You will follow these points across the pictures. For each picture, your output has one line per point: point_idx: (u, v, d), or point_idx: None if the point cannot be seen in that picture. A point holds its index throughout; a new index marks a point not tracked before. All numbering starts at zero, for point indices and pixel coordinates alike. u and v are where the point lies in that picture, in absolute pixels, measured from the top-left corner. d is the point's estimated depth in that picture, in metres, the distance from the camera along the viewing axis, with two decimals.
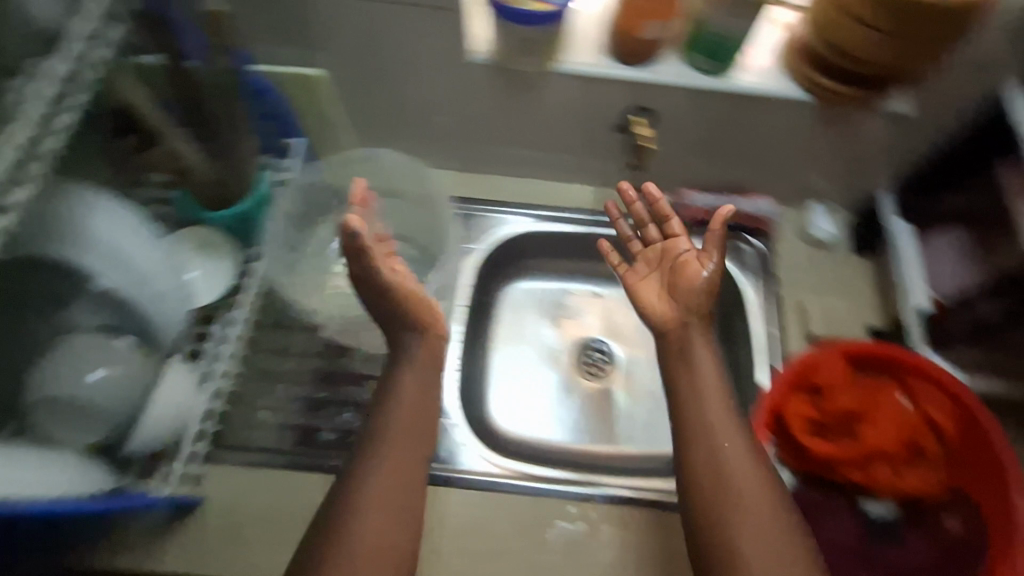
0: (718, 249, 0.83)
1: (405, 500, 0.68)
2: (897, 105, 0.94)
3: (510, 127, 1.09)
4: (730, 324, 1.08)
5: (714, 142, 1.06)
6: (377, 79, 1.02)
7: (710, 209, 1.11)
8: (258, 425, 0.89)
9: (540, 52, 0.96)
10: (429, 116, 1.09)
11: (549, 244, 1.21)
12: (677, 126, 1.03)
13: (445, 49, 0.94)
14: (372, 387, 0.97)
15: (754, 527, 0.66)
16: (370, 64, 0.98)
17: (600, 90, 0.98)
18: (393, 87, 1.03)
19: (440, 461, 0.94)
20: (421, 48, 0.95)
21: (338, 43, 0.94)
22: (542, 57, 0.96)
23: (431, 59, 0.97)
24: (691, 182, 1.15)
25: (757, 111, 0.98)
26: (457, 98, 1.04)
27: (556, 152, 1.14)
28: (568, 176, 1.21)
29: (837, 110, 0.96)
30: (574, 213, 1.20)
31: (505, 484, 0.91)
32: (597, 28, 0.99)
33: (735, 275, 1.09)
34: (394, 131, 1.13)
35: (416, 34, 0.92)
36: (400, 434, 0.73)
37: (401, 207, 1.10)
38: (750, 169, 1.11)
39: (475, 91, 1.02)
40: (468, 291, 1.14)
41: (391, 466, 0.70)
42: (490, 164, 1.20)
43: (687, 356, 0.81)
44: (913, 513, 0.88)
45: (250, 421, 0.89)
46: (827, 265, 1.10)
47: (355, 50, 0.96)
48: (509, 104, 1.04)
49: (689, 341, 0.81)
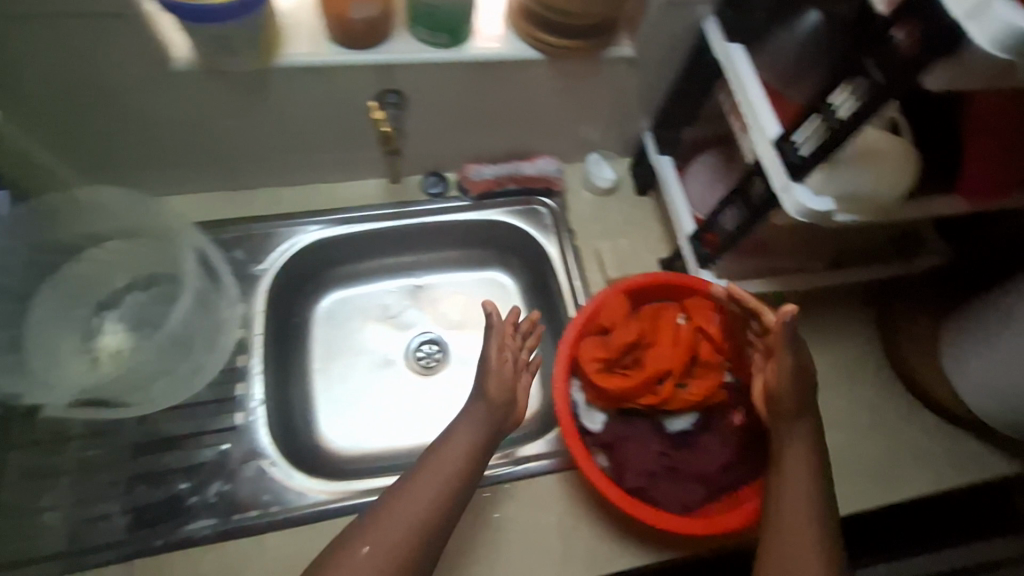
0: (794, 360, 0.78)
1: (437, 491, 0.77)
2: (620, 49, 0.99)
3: (259, 135, 1.01)
4: (545, 284, 1.19)
5: (476, 114, 1.07)
6: (73, 114, 0.90)
7: (499, 179, 1.18)
8: (41, 528, 0.86)
9: (249, 50, 0.85)
10: (159, 138, 0.98)
11: (358, 244, 1.17)
12: (431, 107, 1.03)
13: (137, 68, 0.85)
14: (167, 451, 0.94)
15: (783, 553, 0.74)
16: (56, 101, 0.87)
17: (336, 82, 0.93)
18: (97, 120, 0.92)
19: (251, 506, 0.91)
20: (104, 70, 0.84)
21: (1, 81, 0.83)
22: (257, 54, 0.86)
23: (124, 82, 0.86)
24: (477, 158, 1.20)
25: (499, 80, 1.00)
26: (179, 116, 0.94)
27: (324, 151, 1.09)
28: (353, 173, 1.17)
29: (569, 64, 0.99)
30: (374, 209, 1.15)
31: (327, 509, 0.91)
32: (309, 14, 0.92)
33: (534, 239, 1.17)
34: (133, 161, 1.03)
35: (89, 55, 0.81)
36: (454, 446, 0.81)
37: (145, 245, 1.01)
38: (521, 134, 1.16)
39: (198, 106, 0.93)
40: (263, 315, 1.06)
41: (446, 474, 0.78)
42: (260, 177, 1.12)
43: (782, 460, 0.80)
44: (704, 419, 1.02)
45: (27, 524, 0.86)
46: (614, 212, 1.22)
47: (31, 91, 0.85)
48: (245, 112, 0.96)
49: (780, 443, 0.81)
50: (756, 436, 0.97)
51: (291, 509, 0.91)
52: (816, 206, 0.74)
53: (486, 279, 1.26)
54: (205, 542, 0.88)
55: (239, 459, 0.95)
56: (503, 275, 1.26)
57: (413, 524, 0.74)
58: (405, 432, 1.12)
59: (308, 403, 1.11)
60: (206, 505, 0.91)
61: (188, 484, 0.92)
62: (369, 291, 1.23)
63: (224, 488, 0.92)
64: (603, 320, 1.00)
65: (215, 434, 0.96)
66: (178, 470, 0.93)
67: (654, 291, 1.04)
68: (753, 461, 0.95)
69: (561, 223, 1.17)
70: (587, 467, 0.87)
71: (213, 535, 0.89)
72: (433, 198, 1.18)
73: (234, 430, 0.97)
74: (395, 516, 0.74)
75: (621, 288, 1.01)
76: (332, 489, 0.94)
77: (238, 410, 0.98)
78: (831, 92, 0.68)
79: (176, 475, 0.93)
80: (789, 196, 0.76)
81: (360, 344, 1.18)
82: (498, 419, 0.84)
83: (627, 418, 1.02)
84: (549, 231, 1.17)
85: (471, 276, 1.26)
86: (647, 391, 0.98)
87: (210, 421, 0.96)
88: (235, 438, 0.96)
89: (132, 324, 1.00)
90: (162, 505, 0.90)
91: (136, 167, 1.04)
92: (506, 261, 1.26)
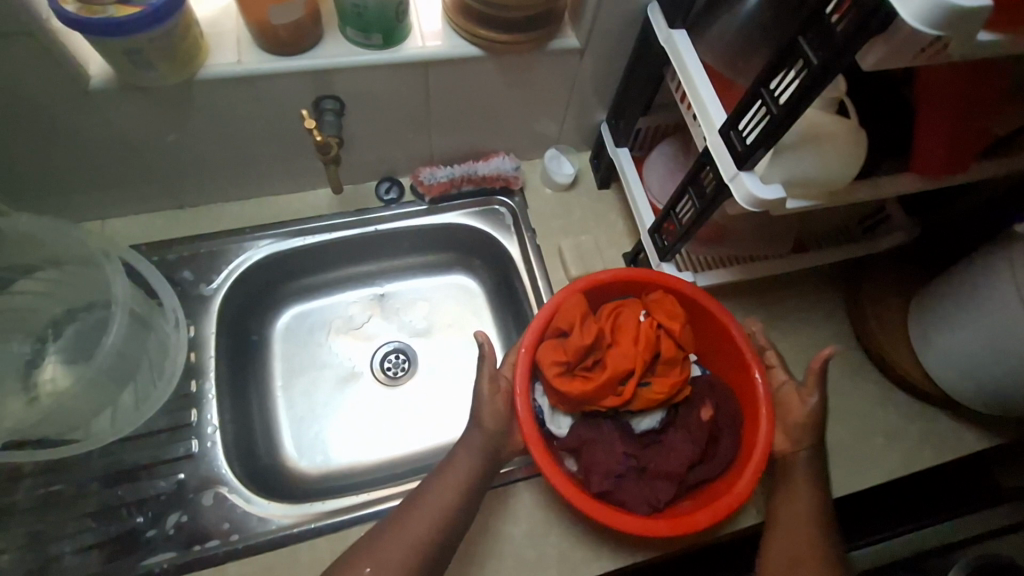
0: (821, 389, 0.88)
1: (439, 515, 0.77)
2: (565, 41, 0.95)
3: (196, 150, 0.98)
4: (509, 285, 1.17)
5: (424, 115, 1.04)
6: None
7: (455, 180, 1.14)
8: None
9: (167, 64, 0.79)
10: (88, 161, 0.94)
11: (315, 256, 1.13)
12: (375, 111, 1.00)
13: (52, 89, 0.80)
14: (119, 485, 0.90)
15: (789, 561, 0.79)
16: None
17: (268, 90, 0.89)
18: (17, 145, 0.87)
19: (210, 537, 0.88)
20: (14, 94, 0.79)
21: None
22: (177, 68, 0.80)
23: (39, 105, 0.82)
24: (431, 160, 1.17)
25: (442, 80, 0.96)
26: (106, 136, 0.90)
27: (268, 162, 1.05)
28: (303, 183, 1.13)
29: (513, 58, 0.95)
30: (328, 219, 1.12)
31: (288, 535, 0.88)
32: (230, 22, 0.87)
33: (496, 240, 1.15)
34: (63, 186, 0.98)
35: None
36: (455, 472, 0.82)
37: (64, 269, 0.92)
38: (474, 133, 1.12)
39: (124, 124, 0.88)
40: (216, 336, 1.02)
41: (445, 499, 0.79)
42: (204, 193, 1.08)
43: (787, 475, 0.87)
44: (679, 414, 0.94)
45: None
46: (576, 208, 1.19)
47: None
48: (177, 127, 0.92)
49: (791, 463, 0.88)
50: (727, 429, 0.93)
51: (251, 537, 0.88)
52: (765, 194, 0.71)
53: (453, 284, 1.23)
54: None
55: (197, 488, 0.91)
56: (468, 279, 1.24)
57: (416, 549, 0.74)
58: (377, 446, 1.09)
59: (272, 424, 1.07)
60: (164, 538, 0.87)
61: (144, 518, 0.89)
62: (330, 303, 1.19)
63: (183, 519, 0.89)
64: (561, 320, 0.91)
65: (171, 463, 0.92)
66: (132, 504, 0.89)
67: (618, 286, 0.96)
68: (724, 455, 0.90)
69: (521, 222, 1.15)
70: (555, 478, 0.81)
71: (171, 570, 0.84)
72: (389, 204, 1.14)
73: (191, 458, 0.93)
74: (399, 543, 0.75)
75: (578, 286, 0.95)
76: (295, 514, 0.90)
77: (194, 437, 0.95)
78: (771, 77, 0.66)
79: (131, 509, 0.89)
80: (737, 183, 0.73)
81: (325, 359, 1.15)
82: (497, 442, 0.85)
83: (593, 419, 0.93)
84: (510, 232, 1.15)
85: (435, 281, 1.23)
86: (612, 393, 0.88)
87: (164, 450, 0.93)
88: (192, 466, 0.93)
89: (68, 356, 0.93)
90: (117, 541, 0.87)
91: (70, 192, 1.00)
92: (471, 265, 1.23)
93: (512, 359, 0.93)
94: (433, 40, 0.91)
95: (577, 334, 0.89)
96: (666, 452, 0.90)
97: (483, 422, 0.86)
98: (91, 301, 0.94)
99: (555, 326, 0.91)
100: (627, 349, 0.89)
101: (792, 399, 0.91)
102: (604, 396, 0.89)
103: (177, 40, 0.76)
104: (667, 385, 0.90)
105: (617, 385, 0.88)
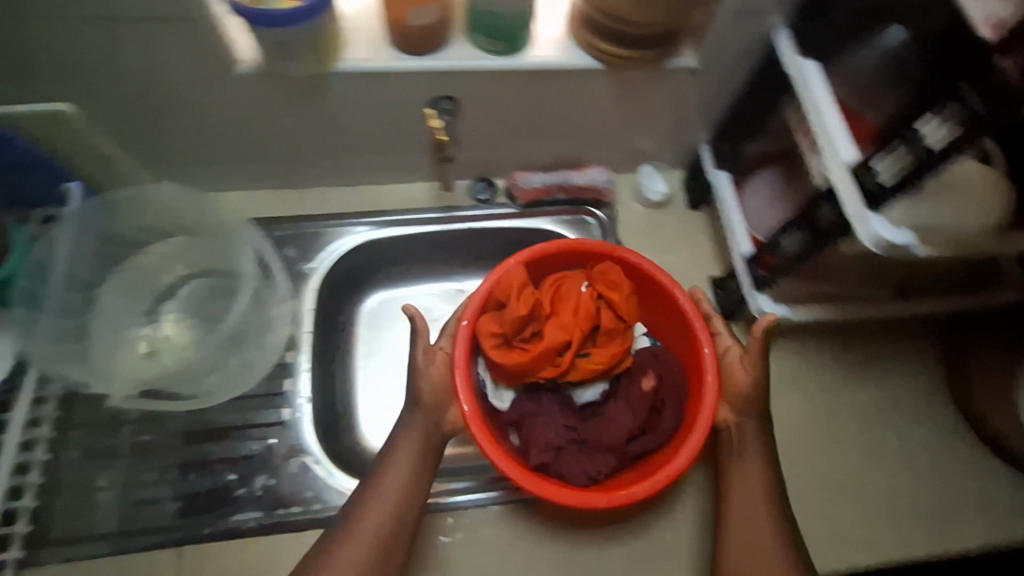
0: (760, 351, 0.84)
1: (392, 506, 0.79)
2: (684, 60, 0.94)
3: (314, 137, 1.03)
4: None
5: (530, 122, 1.05)
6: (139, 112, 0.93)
7: (549, 188, 1.16)
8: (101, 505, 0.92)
9: (307, 56, 0.85)
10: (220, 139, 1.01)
11: (408, 247, 1.17)
12: (485, 114, 1.02)
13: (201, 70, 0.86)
14: (217, 442, 0.97)
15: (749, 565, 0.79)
16: (120, 101, 0.90)
17: (394, 87, 0.93)
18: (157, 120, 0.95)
19: (294, 503, 0.94)
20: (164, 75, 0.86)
21: (71, 82, 0.85)
22: (315, 61, 0.86)
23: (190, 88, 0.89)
24: (527, 165, 1.19)
25: (554, 90, 0.97)
26: (237, 118, 0.96)
27: (376, 153, 1.09)
28: (404, 175, 1.18)
29: (628, 73, 0.95)
30: (425, 212, 1.15)
31: None
32: (365, 19, 0.91)
33: None
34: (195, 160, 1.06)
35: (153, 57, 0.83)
36: (398, 465, 0.82)
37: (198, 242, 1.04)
38: (574, 143, 1.13)
39: (256, 104, 0.94)
40: (313, 313, 1.07)
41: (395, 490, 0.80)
42: (313, 176, 1.14)
43: (739, 444, 0.86)
44: (625, 391, 0.91)
45: (87, 502, 0.92)
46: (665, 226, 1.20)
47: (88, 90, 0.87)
48: (302, 114, 0.97)
49: (745, 436, 0.86)
50: (673, 398, 0.89)
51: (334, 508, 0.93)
52: (896, 241, 0.69)
53: None
54: (250, 533, 0.91)
55: (285, 455, 0.97)
56: None
57: (366, 539, 0.77)
58: None
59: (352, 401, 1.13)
60: (252, 498, 0.94)
61: (235, 475, 0.95)
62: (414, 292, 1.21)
63: (269, 482, 0.95)
64: (497, 292, 0.87)
65: (262, 428, 0.98)
66: (227, 461, 0.96)
67: (568, 257, 0.93)
68: (667, 426, 0.87)
69: (610, 235, 1.14)
70: (498, 459, 0.78)
71: (258, 528, 0.91)
72: (482, 204, 1.18)
73: (281, 426, 0.99)
74: (354, 540, 0.77)
75: (522, 257, 0.89)
76: None
77: (286, 406, 1.00)
78: (920, 119, 0.63)
79: (225, 465, 0.96)
80: (867, 231, 0.70)
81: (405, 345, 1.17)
82: (436, 422, 0.86)
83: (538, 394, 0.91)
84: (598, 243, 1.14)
85: None
86: (550, 365, 0.86)
87: (257, 415, 0.99)
88: (282, 433, 0.98)
89: (189, 313, 1.05)
90: (210, 494, 0.93)
91: (198, 165, 1.07)
92: None
93: (450, 331, 0.91)
94: (554, 51, 0.93)
95: (515, 309, 0.84)
96: (607, 420, 0.88)
97: (421, 402, 0.86)
98: (210, 268, 1.06)
99: (494, 299, 0.87)
100: (568, 320, 0.86)
101: (733, 368, 0.88)
102: (542, 368, 0.86)
103: (321, 35, 0.82)
104: (610, 354, 0.88)
105: (555, 357, 0.86)
